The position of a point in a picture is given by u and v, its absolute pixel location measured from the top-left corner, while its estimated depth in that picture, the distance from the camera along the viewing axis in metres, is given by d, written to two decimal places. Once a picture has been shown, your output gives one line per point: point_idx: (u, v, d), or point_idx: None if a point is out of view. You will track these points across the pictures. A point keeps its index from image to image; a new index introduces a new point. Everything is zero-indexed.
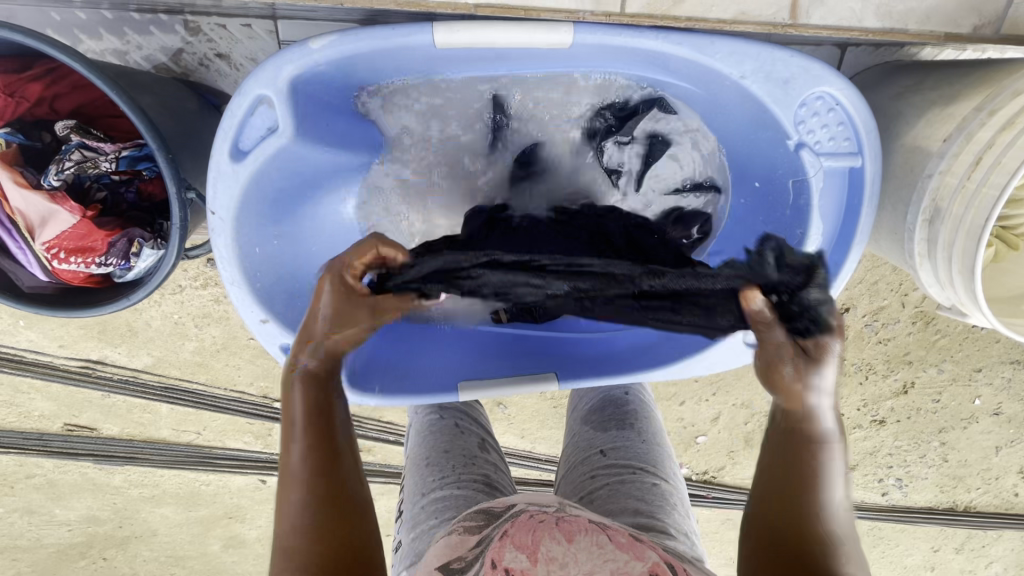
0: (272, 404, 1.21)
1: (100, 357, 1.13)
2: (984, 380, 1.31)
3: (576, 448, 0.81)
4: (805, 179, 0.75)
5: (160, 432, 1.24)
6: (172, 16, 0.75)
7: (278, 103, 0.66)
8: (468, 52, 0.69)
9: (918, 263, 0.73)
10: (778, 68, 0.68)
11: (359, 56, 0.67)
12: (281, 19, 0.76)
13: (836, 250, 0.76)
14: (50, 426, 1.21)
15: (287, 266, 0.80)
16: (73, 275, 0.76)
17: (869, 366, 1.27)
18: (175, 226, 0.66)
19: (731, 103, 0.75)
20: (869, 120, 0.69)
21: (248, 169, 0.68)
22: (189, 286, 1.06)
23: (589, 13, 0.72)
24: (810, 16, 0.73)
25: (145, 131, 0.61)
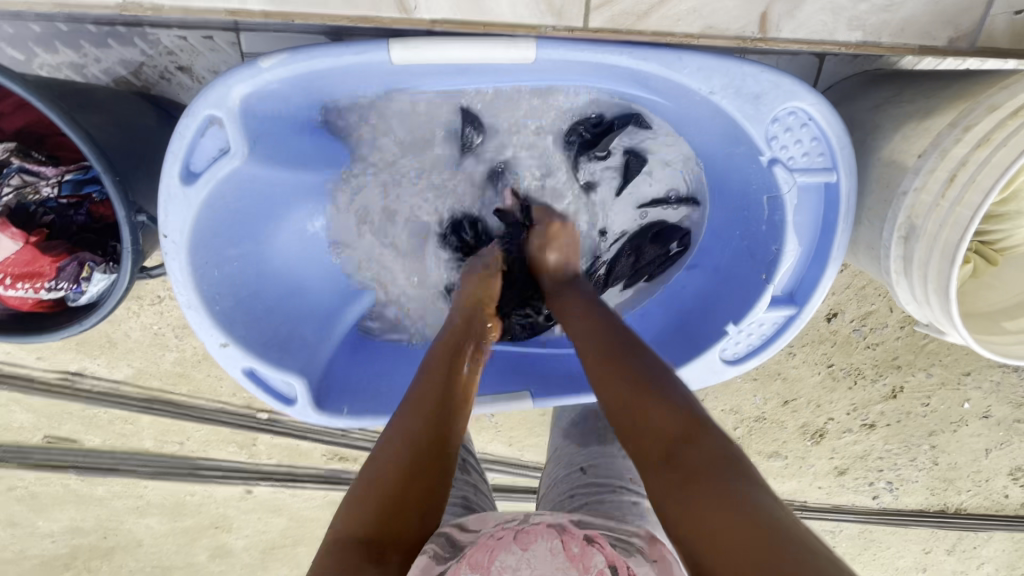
0: (255, 414, 1.19)
1: (78, 368, 1.11)
2: (973, 383, 1.30)
3: (557, 465, 0.82)
4: (779, 196, 0.73)
5: (143, 443, 1.22)
6: (130, 29, 0.74)
7: (229, 123, 0.65)
8: (430, 67, 0.67)
9: (895, 279, 0.72)
10: (748, 83, 0.66)
11: (315, 74, 0.65)
12: (243, 31, 0.75)
13: (812, 265, 0.75)
14: (30, 439, 1.19)
15: (248, 288, 0.78)
16: (20, 302, 0.74)
17: (857, 371, 1.26)
18: (126, 250, 0.64)
19: (703, 118, 0.74)
20: (842, 135, 0.68)
21: (200, 192, 0.67)
22: (167, 296, 1.05)
23: (552, 28, 0.70)
24: (780, 30, 0.71)
25: (89, 152, 0.59)
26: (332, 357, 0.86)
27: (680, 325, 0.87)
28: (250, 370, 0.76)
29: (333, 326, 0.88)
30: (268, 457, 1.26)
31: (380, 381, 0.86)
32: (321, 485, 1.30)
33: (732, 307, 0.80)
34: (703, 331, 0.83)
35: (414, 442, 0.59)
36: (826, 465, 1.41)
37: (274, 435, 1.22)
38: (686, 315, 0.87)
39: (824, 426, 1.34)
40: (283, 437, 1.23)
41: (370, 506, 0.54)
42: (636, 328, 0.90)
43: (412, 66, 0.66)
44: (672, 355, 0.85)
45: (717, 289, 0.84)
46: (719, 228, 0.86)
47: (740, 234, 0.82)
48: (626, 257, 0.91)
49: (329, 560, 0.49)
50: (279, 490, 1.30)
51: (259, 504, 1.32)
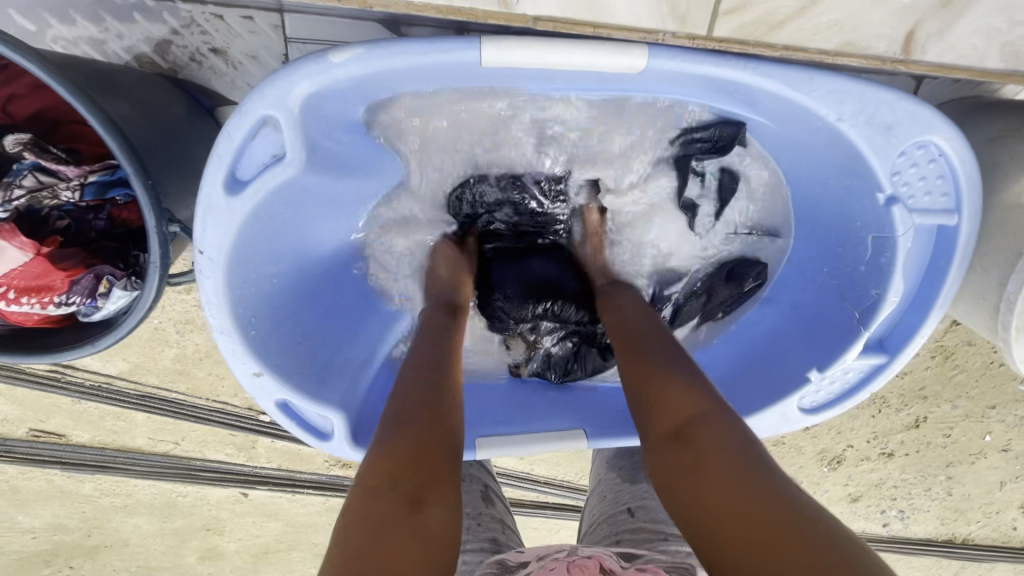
0: (258, 417, 1.13)
1: (70, 361, 1.04)
2: (996, 417, 1.28)
3: (601, 502, 0.77)
4: (891, 237, 0.69)
5: (135, 441, 1.15)
6: (160, 4, 0.67)
7: (287, 127, 0.58)
8: (516, 72, 0.60)
9: (1014, 336, 0.69)
10: (882, 111, 0.61)
11: (386, 74, 0.58)
12: (288, 12, 0.68)
13: (911, 310, 0.72)
14: (14, 431, 1.12)
15: (284, 308, 0.73)
16: (25, 317, 0.68)
17: (883, 399, 1.23)
18: (153, 262, 0.58)
19: (813, 143, 0.68)
20: (974, 174, 0.63)
21: (246, 204, 0.61)
22: (170, 290, 0.97)
23: (670, 34, 0.65)
24: (925, 52, 0.66)
25: (117, 151, 0.53)
26: (371, 383, 0.81)
27: (752, 364, 0.85)
28: (283, 402, 0.72)
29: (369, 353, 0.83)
30: (268, 461, 1.20)
31: None
32: (321, 491, 1.24)
33: (816, 353, 0.78)
34: (784, 373, 0.81)
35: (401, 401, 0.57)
36: (840, 491, 1.38)
37: (276, 439, 1.16)
38: (757, 352, 0.85)
39: (843, 453, 1.31)
40: (285, 441, 1.16)
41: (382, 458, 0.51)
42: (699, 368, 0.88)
43: (497, 69, 0.59)
44: (743, 397, 0.82)
45: (801, 332, 0.81)
46: (802, 264, 0.82)
47: (829, 272, 0.78)
48: (698, 295, 0.87)
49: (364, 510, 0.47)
50: (277, 494, 1.24)
51: (254, 507, 1.27)
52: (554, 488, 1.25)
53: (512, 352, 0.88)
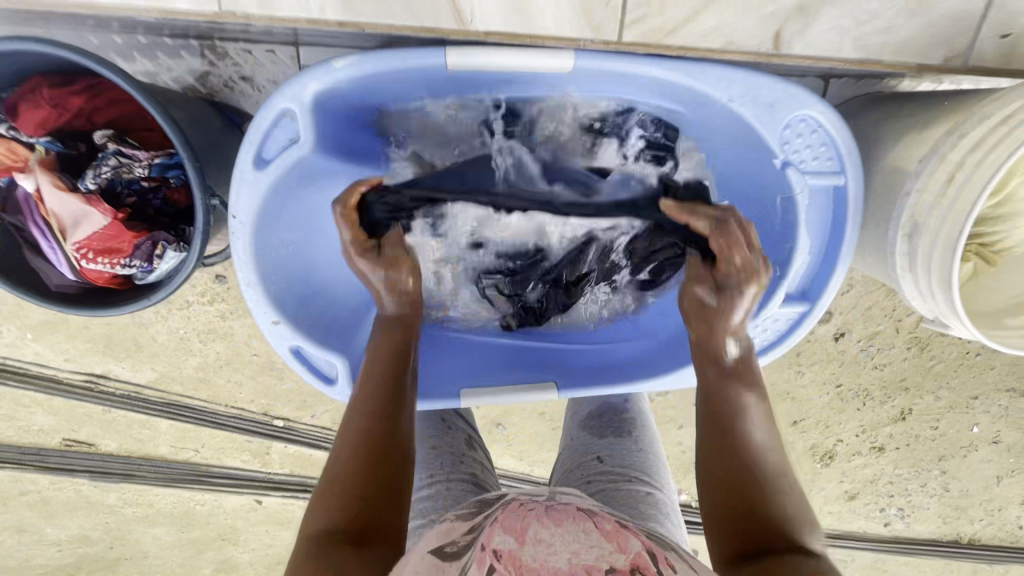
0: (272, 422, 1.21)
1: (104, 371, 1.13)
2: (981, 408, 1.31)
3: (572, 452, 0.85)
4: (792, 197, 0.77)
5: (159, 449, 1.23)
6: (200, 42, 0.80)
7: (302, 116, 0.70)
8: (477, 76, 0.73)
9: (902, 276, 0.74)
10: (762, 93, 0.72)
11: (379, 74, 0.70)
12: (302, 45, 0.81)
13: (824, 263, 0.79)
14: (48, 442, 1.21)
15: (299, 277, 0.82)
16: (98, 275, 0.77)
17: (866, 392, 1.28)
18: (199, 228, 0.67)
19: (723, 127, 0.78)
20: (851, 144, 0.72)
21: (270, 177, 0.71)
22: (196, 301, 1.08)
23: (590, 41, 0.77)
24: (793, 46, 0.77)
25: (178, 142, 0.63)
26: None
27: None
28: (296, 349, 0.80)
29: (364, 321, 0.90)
30: (281, 467, 1.27)
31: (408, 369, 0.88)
32: None
33: None
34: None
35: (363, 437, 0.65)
36: (836, 489, 1.40)
37: (288, 444, 1.23)
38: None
39: (834, 448, 1.35)
40: (297, 446, 1.24)
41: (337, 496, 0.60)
42: (657, 324, 0.92)
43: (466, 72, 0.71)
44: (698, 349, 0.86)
45: None
46: None
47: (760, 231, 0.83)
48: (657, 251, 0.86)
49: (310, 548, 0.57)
50: (289, 500, 1.30)
51: (268, 515, 1.32)
52: None
53: (499, 307, 0.93)
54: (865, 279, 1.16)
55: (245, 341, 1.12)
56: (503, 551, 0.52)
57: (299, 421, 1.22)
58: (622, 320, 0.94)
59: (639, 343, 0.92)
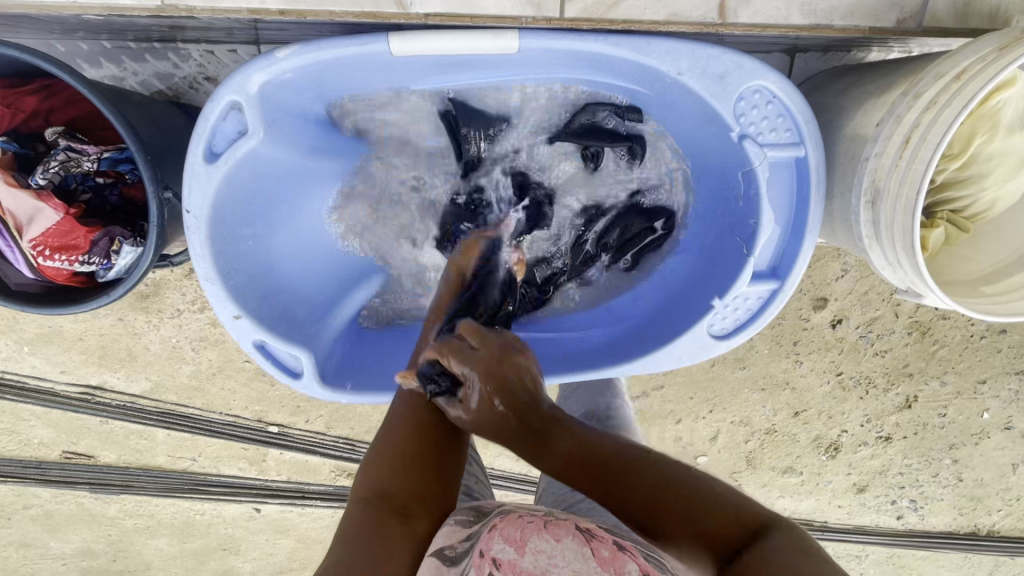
0: (266, 428, 1.21)
1: (99, 382, 1.15)
2: (989, 392, 1.27)
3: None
4: (752, 170, 0.76)
5: (156, 459, 1.24)
6: (164, 45, 0.81)
7: (247, 107, 0.70)
8: (424, 58, 0.73)
9: (868, 245, 0.70)
10: (712, 64, 0.70)
11: (323, 62, 0.71)
12: (263, 43, 0.82)
13: (792, 238, 0.76)
14: (49, 455, 1.22)
15: (259, 268, 0.82)
16: (56, 273, 0.77)
17: (868, 380, 1.25)
18: (153, 225, 0.68)
19: (677, 99, 0.78)
20: (807, 110, 0.71)
21: (220, 171, 0.72)
22: (186, 309, 1.09)
23: (532, 18, 0.75)
24: (738, 15, 0.75)
25: (125, 135, 0.64)
26: (334, 340, 0.89)
27: (664, 305, 0.90)
28: (260, 343, 0.79)
29: (330, 316, 0.90)
30: (278, 474, 1.27)
31: (379, 362, 0.89)
32: (329, 503, 1.30)
33: (716, 283, 0.82)
34: (690, 310, 0.84)
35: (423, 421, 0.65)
36: (844, 482, 1.37)
37: (284, 450, 1.24)
38: (672, 297, 0.90)
39: (839, 439, 1.32)
40: (293, 452, 1.24)
41: (392, 467, 0.60)
42: (629, 310, 0.93)
43: (408, 57, 0.72)
44: (667, 329, 0.85)
45: (707, 269, 0.86)
46: (702, 210, 0.89)
47: (723, 212, 0.85)
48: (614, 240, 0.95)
49: (359, 515, 0.56)
50: (287, 507, 1.30)
51: (267, 523, 1.32)
52: None
53: None
54: (859, 263, 1.14)
55: (237, 347, 1.13)
56: (502, 562, 0.49)
57: (294, 427, 1.22)
58: (595, 308, 0.96)
59: (611, 327, 0.92)
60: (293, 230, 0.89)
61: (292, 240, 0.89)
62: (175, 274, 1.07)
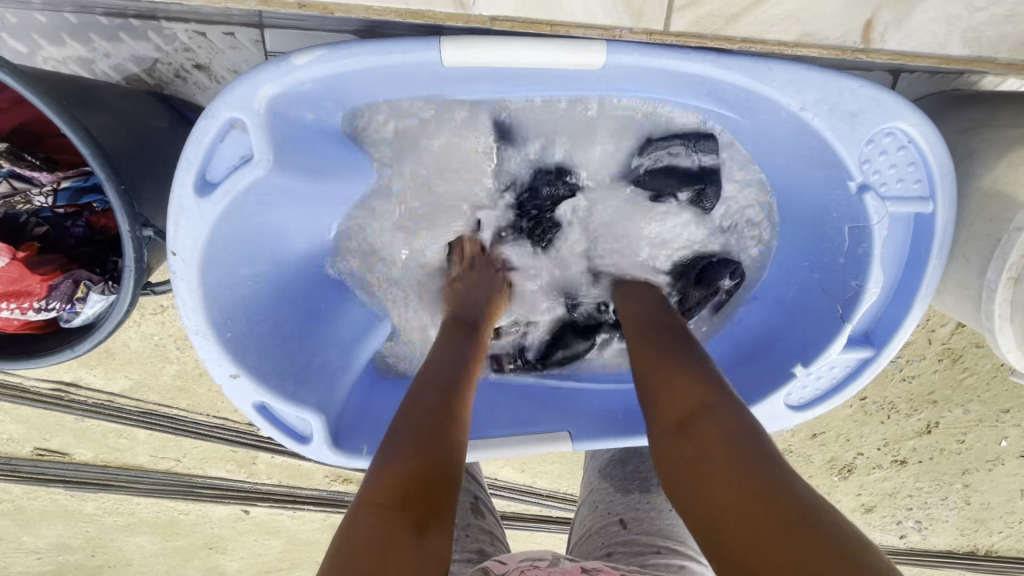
0: (257, 432, 1.13)
1: (73, 380, 1.05)
2: (1011, 421, 1.23)
3: (592, 510, 0.78)
4: (866, 227, 0.70)
5: (137, 459, 1.16)
6: (144, 22, 0.69)
7: (253, 126, 0.60)
8: (485, 69, 0.63)
9: (998, 326, 0.68)
10: (845, 99, 0.63)
11: (353, 72, 0.61)
12: (268, 28, 0.69)
13: (894, 303, 0.73)
14: (19, 451, 1.13)
15: (267, 313, 0.75)
16: (6, 323, 0.69)
17: (891, 405, 1.20)
18: (130, 267, 0.59)
19: (783, 136, 0.70)
20: (945, 162, 0.65)
21: (219, 204, 0.62)
22: (171, 307, 0.99)
23: (628, 30, 0.65)
24: (885, 40, 0.66)
25: (88, 154, 0.54)
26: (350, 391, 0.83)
27: (727, 369, 0.86)
28: (262, 404, 0.72)
29: (350, 359, 0.84)
30: (269, 477, 1.19)
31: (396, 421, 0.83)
32: (322, 508, 1.23)
33: (802, 347, 0.80)
34: (768, 373, 0.82)
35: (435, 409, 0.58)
36: (852, 502, 1.34)
37: (274, 455, 1.16)
38: (745, 354, 0.87)
39: (853, 461, 1.28)
40: (284, 457, 1.16)
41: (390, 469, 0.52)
42: None
43: (465, 69, 0.62)
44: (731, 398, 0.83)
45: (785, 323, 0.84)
46: (785, 258, 0.85)
47: (808, 264, 0.81)
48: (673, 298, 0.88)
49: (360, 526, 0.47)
50: (278, 511, 1.23)
51: (256, 525, 1.26)
52: (555, 501, 1.23)
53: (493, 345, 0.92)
54: None
55: None
56: None
57: None
58: None
59: None
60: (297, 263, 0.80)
61: (298, 274, 0.81)
62: None
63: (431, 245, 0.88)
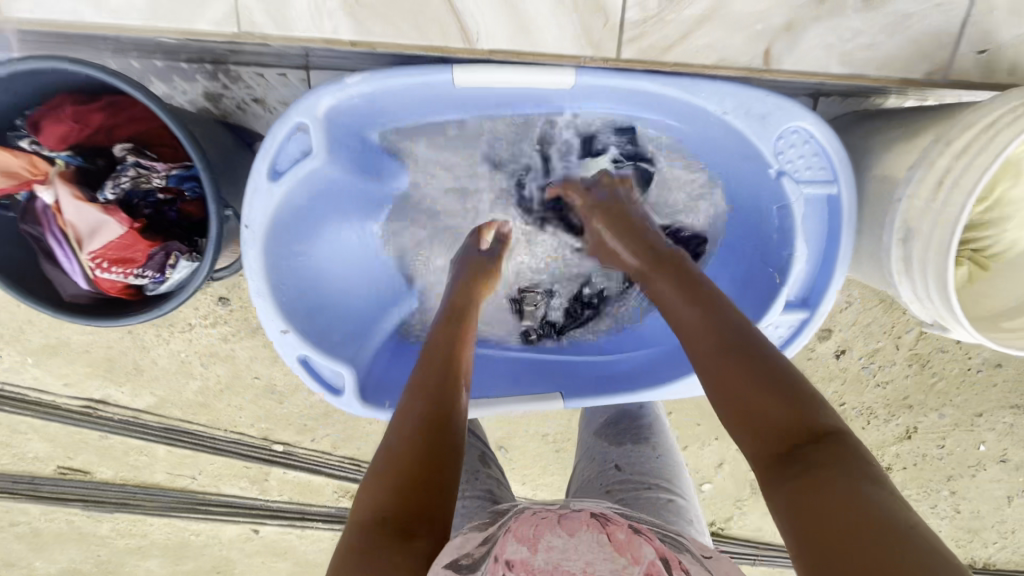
0: (271, 447, 1.19)
1: (103, 396, 1.12)
2: (985, 425, 1.30)
3: (588, 465, 0.85)
4: (788, 206, 0.80)
5: (154, 477, 1.21)
6: (216, 66, 0.82)
7: (313, 129, 0.72)
8: (486, 90, 0.76)
9: (899, 280, 0.74)
10: (756, 105, 0.74)
11: (391, 89, 0.73)
12: (312, 68, 0.84)
13: (822, 270, 0.80)
14: (43, 470, 1.18)
15: (311, 285, 0.84)
16: (110, 286, 0.76)
17: (870, 411, 1.27)
18: (211, 242, 0.68)
19: (719, 138, 0.82)
20: (842, 151, 0.74)
21: (284, 188, 0.73)
22: (198, 324, 1.08)
23: (590, 58, 0.76)
24: (784, 62, 0.77)
25: (192, 151, 0.64)
26: (375, 358, 0.90)
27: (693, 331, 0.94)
28: (304, 359, 0.79)
29: (370, 335, 0.91)
30: (279, 494, 1.24)
31: None
32: (329, 526, 1.27)
33: (748, 311, 0.87)
34: None
35: (415, 426, 0.65)
36: None
37: (286, 470, 1.21)
38: None
39: None
40: (295, 472, 1.22)
41: (384, 487, 0.60)
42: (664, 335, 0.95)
43: (472, 88, 0.74)
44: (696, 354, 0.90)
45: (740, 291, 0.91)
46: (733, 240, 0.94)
47: (751, 243, 0.90)
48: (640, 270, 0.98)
49: (355, 546, 0.55)
50: (286, 529, 1.27)
51: (264, 546, 1.29)
52: None
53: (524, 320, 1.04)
54: (863, 296, 1.16)
55: (245, 364, 1.12)
56: (516, 563, 0.48)
57: (299, 446, 1.20)
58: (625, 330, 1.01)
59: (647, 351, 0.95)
60: (340, 250, 0.90)
61: (340, 258, 0.90)
62: None
63: (445, 238, 0.99)
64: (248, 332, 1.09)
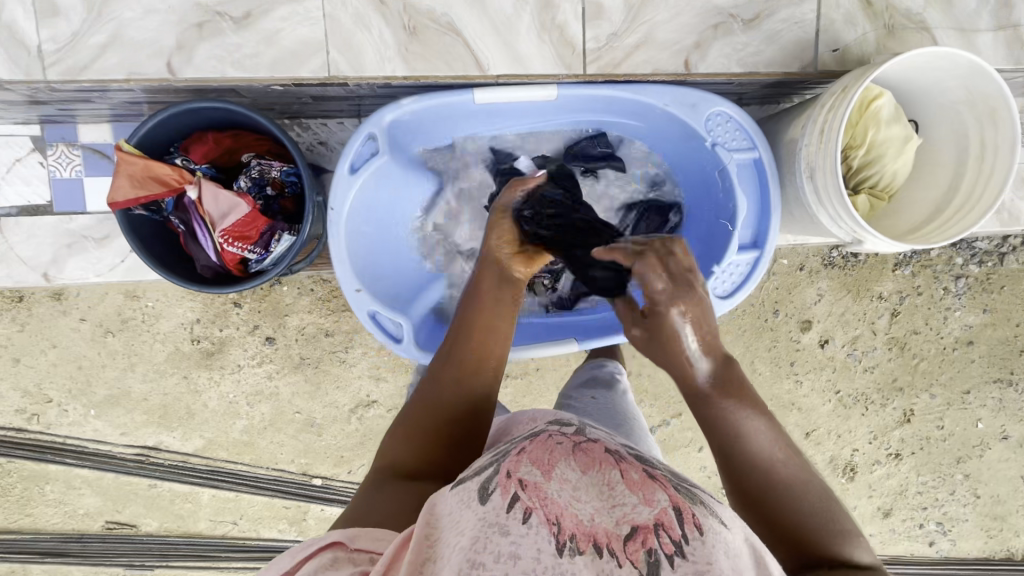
0: (310, 481, 1.26)
1: (155, 443, 1.22)
2: (977, 402, 1.39)
3: (567, 403, 0.91)
4: (724, 168, 0.93)
5: (197, 525, 1.26)
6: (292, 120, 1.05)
7: (381, 137, 0.89)
8: (492, 106, 0.94)
9: (815, 207, 0.86)
10: (687, 96, 0.90)
11: (434, 107, 0.91)
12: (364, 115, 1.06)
13: (762, 215, 0.93)
14: (91, 526, 1.24)
15: (369, 260, 0.97)
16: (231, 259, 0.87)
17: (865, 396, 1.37)
18: (306, 229, 0.83)
19: (663, 126, 0.97)
20: (754, 123, 0.91)
21: (362, 177, 0.89)
22: (246, 364, 1.21)
23: (565, 76, 0.92)
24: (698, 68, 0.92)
25: (297, 153, 0.81)
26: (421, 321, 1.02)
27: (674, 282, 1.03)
28: (373, 313, 0.92)
29: (413, 303, 1.04)
30: (318, 534, 1.28)
31: None
32: None
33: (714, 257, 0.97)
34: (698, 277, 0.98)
35: (440, 395, 0.72)
36: (868, 506, 1.41)
37: (324, 507, 1.27)
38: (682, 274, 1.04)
39: (853, 459, 1.40)
40: (333, 508, 1.27)
41: (406, 441, 0.68)
42: None
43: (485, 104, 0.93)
44: None
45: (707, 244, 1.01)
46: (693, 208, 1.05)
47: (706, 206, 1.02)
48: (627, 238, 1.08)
49: (370, 481, 0.65)
50: None
51: None
52: None
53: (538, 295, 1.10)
54: (832, 288, 1.32)
55: (288, 399, 1.23)
56: (528, 483, 0.51)
57: (337, 479, 1.26)
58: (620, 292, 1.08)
59: None
60: (387, 237, 1.03)
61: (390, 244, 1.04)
62: (239, 332, 1.20)
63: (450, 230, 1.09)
64: (291, 368, 1.22)
